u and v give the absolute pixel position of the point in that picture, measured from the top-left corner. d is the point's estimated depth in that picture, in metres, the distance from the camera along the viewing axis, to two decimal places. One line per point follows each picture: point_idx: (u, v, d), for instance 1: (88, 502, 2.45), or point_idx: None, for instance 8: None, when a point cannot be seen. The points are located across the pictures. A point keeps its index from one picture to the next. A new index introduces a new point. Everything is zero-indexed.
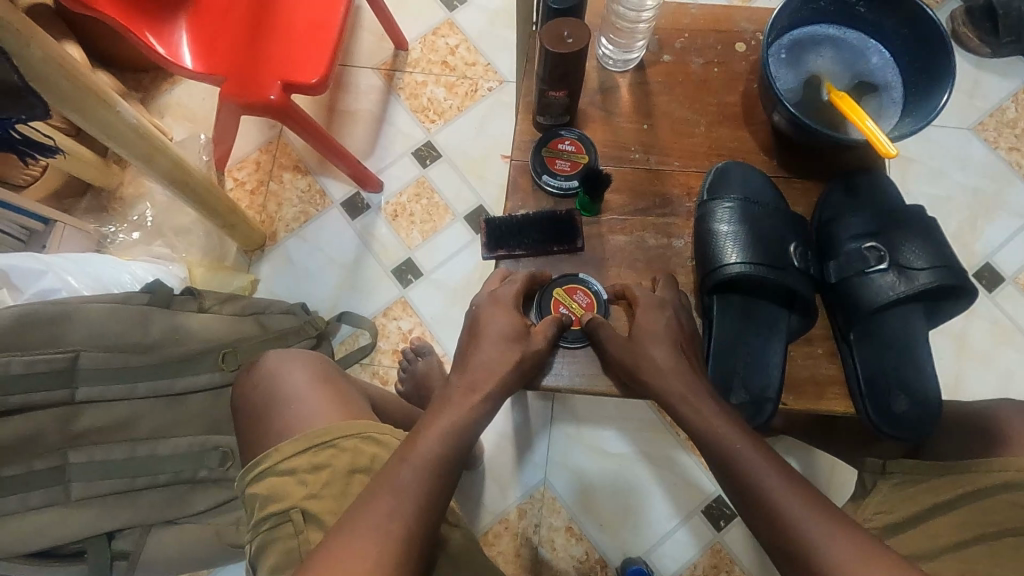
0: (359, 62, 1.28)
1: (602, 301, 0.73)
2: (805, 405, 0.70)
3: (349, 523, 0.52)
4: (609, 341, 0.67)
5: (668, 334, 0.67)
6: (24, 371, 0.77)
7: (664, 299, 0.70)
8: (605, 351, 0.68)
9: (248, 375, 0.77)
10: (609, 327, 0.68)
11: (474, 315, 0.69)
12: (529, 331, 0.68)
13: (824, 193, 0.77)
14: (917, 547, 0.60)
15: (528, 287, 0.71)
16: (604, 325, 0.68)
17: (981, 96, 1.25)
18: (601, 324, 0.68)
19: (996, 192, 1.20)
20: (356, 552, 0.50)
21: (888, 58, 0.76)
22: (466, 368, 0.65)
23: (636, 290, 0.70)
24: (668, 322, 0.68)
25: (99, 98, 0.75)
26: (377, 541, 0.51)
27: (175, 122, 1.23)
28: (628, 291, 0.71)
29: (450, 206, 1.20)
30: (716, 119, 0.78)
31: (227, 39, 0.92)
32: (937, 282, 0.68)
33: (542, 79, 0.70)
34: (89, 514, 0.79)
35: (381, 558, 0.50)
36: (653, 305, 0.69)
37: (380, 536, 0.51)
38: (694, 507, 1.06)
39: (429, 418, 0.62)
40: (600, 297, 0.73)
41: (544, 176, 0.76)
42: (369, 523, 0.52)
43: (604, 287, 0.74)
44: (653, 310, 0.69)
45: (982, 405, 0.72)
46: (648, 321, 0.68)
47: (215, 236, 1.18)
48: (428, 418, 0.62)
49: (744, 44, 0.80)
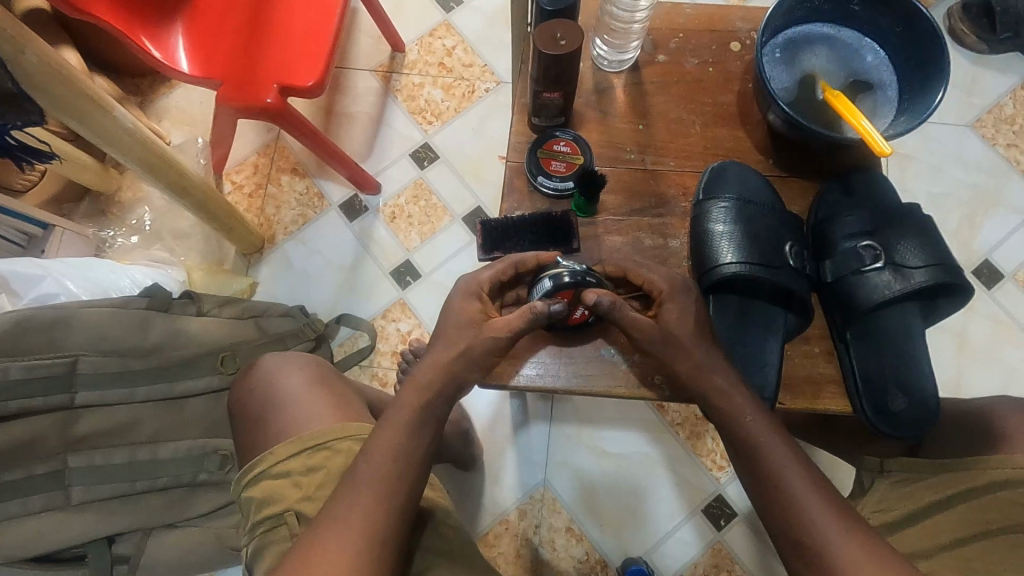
0: (356, 65, 1.29)
1: (552, 291, 0.65)
2: (802, 405, 0.70)
3: (326, 527, 0.53)
4: (633, 324, 0.63)
5: (691, 324, 0.64)
6: (25, 376, 0.77)
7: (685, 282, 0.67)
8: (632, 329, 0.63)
9: (246, 378, 0.77)
10: (606, 294, 0.63)
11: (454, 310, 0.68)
12: (489, 318, 0.66)
13: (819, 192, 0.77)
14: (915, 544, 0.60)
15: (505, 276, 0.69)
16: (617, 299, 0.63)
17: (978, 93, 1.24)
18: (621, 307, 0.62)
19: (995, 189, 1.19)
20: (328, 556, 0.51)
21: (883, 56, 0.76)
22: (450, 361, 0.63)
23: (653, 275, 0.67)
24: (685, 309, 0.65)
25: (96, 105, 0.75)
26: (352, 548, 0.52)
27: (173, 127, 1.24)
28: (645, 280, 0.67)
29: (448, 207, 1.20)
30: (711, 119, 0.78)
31: (225, 44, 0.93)
32: (933, 281, 0.68)
33: (536, 80, 0.70)
34: (90, 518, 0.80)
35: (354, 563, 0.52)
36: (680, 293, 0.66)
37: (357, 540, 0.53)
38: (695, 505, 1.06)
39: (410, 404, 0.61)
40: (548, 293, 0.65)
41: (540, 177, 0.76)
42: (341, 528, 0.53)
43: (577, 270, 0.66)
44: (672, 297, 0.65)
45: (980, 403, 0.71)
46: (669, 313, 0.65)
47: (214, 240, 1.18)
48: (389, 411, 0.61)
49: (739, 43, 0.80)
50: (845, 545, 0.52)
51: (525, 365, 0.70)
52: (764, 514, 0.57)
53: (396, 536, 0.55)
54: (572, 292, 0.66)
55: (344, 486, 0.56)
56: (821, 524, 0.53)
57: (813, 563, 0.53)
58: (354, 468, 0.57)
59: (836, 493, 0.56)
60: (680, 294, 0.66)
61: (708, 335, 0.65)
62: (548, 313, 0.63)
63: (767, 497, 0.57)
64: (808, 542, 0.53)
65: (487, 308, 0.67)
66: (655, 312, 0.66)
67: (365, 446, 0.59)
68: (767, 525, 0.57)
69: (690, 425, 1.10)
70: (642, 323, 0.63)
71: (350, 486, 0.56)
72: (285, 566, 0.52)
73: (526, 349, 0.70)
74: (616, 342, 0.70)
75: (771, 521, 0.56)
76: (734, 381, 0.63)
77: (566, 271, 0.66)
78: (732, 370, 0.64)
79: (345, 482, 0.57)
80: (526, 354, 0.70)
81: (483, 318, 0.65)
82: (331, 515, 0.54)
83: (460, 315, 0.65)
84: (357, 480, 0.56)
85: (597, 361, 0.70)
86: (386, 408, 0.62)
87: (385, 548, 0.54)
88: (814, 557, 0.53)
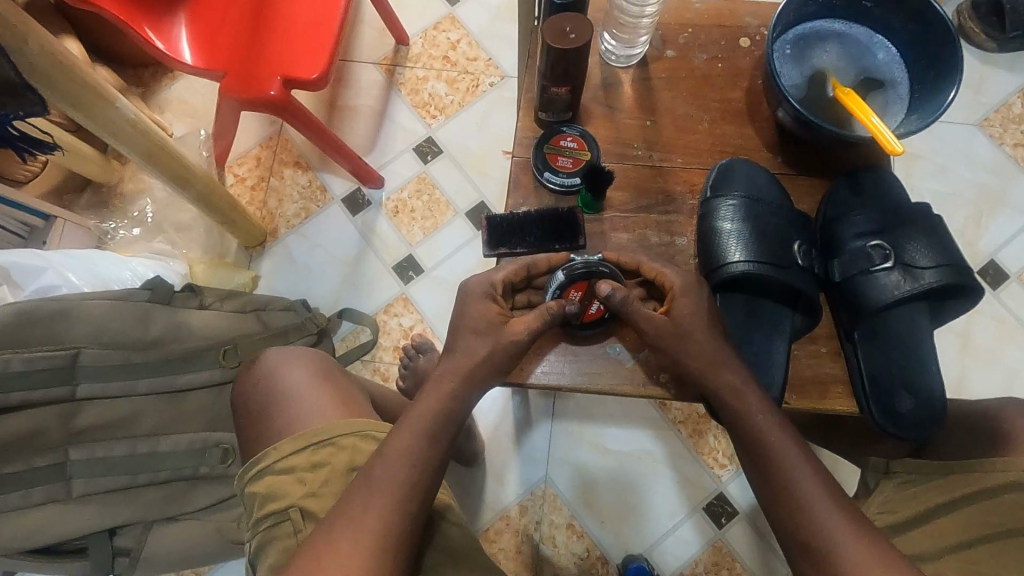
0: (359, 58, 1.28)
1: (567, 284, 0.66)
2: (807, 405, 0.69)
3: (340, 528, 0.53)
4: (643, 319, 0.63)
5: (702, 322, 0.64)
6: (26, 367, 0.76)
7: (697, 282, 0.67)
8: (642, 330, 0.64)
9: (248, 373, 0.77)
10: (620, 287, 0.63)
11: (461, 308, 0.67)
12: (507, 322, 0.65)
13: (829, 191, 0.76)
14: (919, 547, 0.60)
15: (516, 279, 0.68)
16: (630, 293, 0.63)
17: (986, 92, 1.24)
18: (633, 302, 0.63)
19: (1002, 189, 1.19)
20: (345, 559, 0.51)
21: (894, 54, 0.75)
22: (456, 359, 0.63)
23: (665, 271, 0.67)
24: (694, 306, 0.65)
25: (98, 95, 0.75)
26: (366, 551, 0.52)
27: (175, 118, 1.23)
28: (657, 274, 0.67)
29: (451, 202, 1.20)
30: (719, 115, 0.78)
31: (228, 35, 0.92)
32: (942, 282, 0.68)
33: (544, 75, 0.69)
34: (90, 511, 0.79)
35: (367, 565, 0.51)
36: (686, 291, 0.65)
37: (371, 543, 0.52)
38: (697, 503, 1.06)
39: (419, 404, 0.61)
40: (563, 286, 0.66)
41: (546, 173, 0.75)
42: (349, 527, 0.53)
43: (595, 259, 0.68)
44: (680, 294, 0.65)
45: (986, 404, 0.71)
46: (679, 311, 0.64)
47: (216, 233, 1.18)
48: (404, 412, 0.61)
49: (748, 39, 0.79)
50: (850, 546, 0.51)
51: (532, 364, 0.69)
52: (772, 513, 0.57)
53: (409, 537, 0.55)
54: (585, 285, 0.67)
55: (359, 486, 0.56)
56: (825, 525, 0.53)
57: (820, 564, 0.52)
58: (370, 470, 0.57)
59: (841, 494, 0.55)
60: (688, 292, 0.65)
61: (721, 333, 0.65)
62: (564, 315, 0.65)
63: (776, 499, 0.57)
64: (815, 543, 0.53)
65: (502, 309, 0.66)
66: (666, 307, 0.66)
67: (380, 447, 0.58)
68: (776, 529, 0.57)
69: (692, 422, 1.10)
70: (655, 318, 0.63)
71: (356, 486, 0.56)
72: (296, 564, 0.52)
73: (536, 349, 0.69)
74: (623, 339, 0.70)
75: (778, 523, 0.56)
76: (740, 381, 0.62)
77: (578, 262, 0.67)
78: (742, 368, 0.63)
79: (360, 483, 0.56)
80: (534, 351, 0.69)
81: (489, 314, 0.64)
82: (341, 516, 0.54)
83: (465, 314, 0.65)
84: (364, 478, 0.56)
85: (604, 359, 0.70)
86: (404, 410, 0.62)
87: (397, 550, 0.53)
88: (819, 557, 0.52)
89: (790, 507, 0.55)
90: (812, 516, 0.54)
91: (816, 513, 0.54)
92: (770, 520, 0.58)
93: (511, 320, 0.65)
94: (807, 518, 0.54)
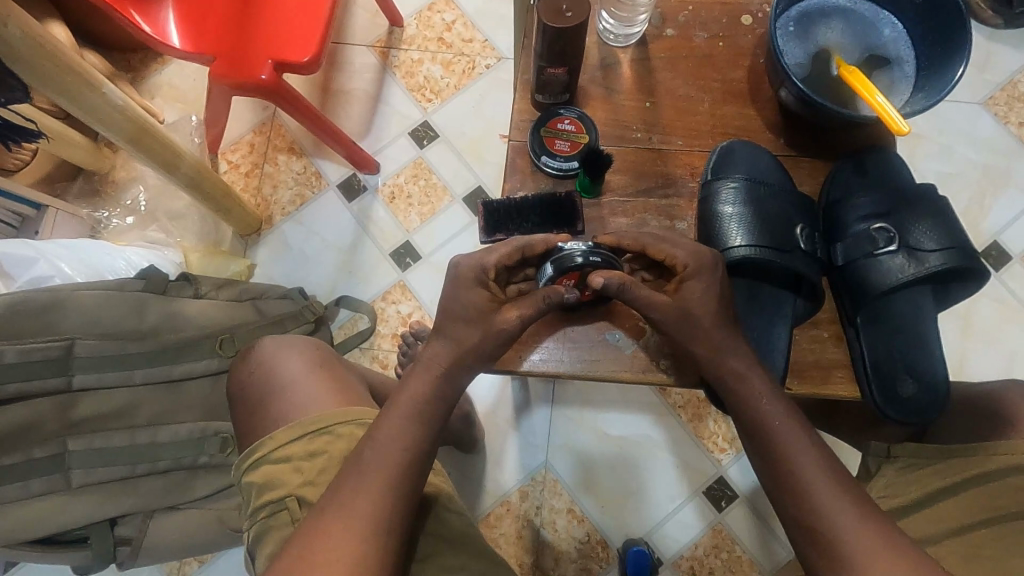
0: (353, 41, 1.25)
1: (556, 276, 0.64)
2: (810, 390, 0.68)
3: (331, 513, 0.53)
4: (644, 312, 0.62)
5: (709, 305, 0.62)
6: (20, 359, 0.75)
7: (711, 259, 0.64)
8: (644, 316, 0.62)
9: (244, 362, 0.76)
10: (615, 274, 0.61)
11: (448, 287, 0.64)
12: (499, 311, 0.63)
13: (832, 171, 0.75)
14: (923, 531, 0.59)
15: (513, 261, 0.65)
16: (628, 279, 0.61)
17: (992, 69, 1.21)
18: (632, 288, 0.61)
19: (1007, 168, 1.17)
20: (337, 544, 0.51)
21: (901, 30, 0.73)
22: (452, 349, 0.62)
23: (676, 251, 0.64)
24: (707, 289, 0.63)
25: (86, 80, 0.73)
26: (356, 537, 0.51)
27: (165, 104, 1.21)
28: (666, 256, 0.64)
29: (448, 187, 1.18)
30: (721, 96, 0.76)
31: (217, 18, 0.90)
32: (947, 265, 0.67)
33: (541, 56, 0.68)
34: (90, 502, 0.78)
35: (360, 551, 0.51)
36: (698, 271, 0.63)
37: (360, 524, 0.52)
38: (697, 487, 1.06)
39: (415, 393, 0.60)
40: (552, 278, 0.64)
41: (543, 157, 0.74)
42: (346, 516, 0.52)
43: (577, 242, 0.65)
44: (690, 276, 0.63)
45: (990, 387, 0.70)
46: (689, 293, 0.63)
47: (211, 221, 1.17)
48: (394, 397, 0.61)
49: (750, 17, 0.77)
50: (853, 530, 0.51)
51: (529, 350, 0.68)
52: (775, 499, 0.57)
53: (403, 523, 0.54)
54: (577, 274, 0.65)
55: (351, 471, 0.55)
56: (830, 510, 0.52)
57: (823, 550, 0.52)
58: (359, 454, 0.56)
59: (844, 477, 0.55)
60: (697, 275, 0.63)
61: (727, 316, 0.63)
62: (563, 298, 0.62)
63: (780, 483, 0.56)
64: (818, 528, 0.52)
65: (494, 295, 0.64)
66: (674, 289, 0.64)
67: (371, 432, 0.58)
68: (780, 514, 0.56)
69: (692, 406, 1.09)
70: (658, 307, 0.62)
71: (348, 472, 0.55)
72: (290, 552, 0.51)
73: (533, 334, 0.68)
74: (622, 325, 0.69)
75: (781, 510, 0.56)
76: (743, 366, 0.61)
77: (573, 252, 0.64)
78: (746, 353, 0.62)
79: (351, 468, 0.56)
80: (531, 337, 0.68)
81: (487, 304, 0.63)
82: (335, 504, 0.53)
83: (461, 303, 0.63)
84: (358, 465, 0.55)
85: (602, 346, 0.69)
86: (391, 392, 0.62)
87: (391, 533, 0.53)
88: (823, 543, 0.52)
89: (795, 492, 0.55)
90: (817, 502, 0.53)
91: (820, 500, 0.53)
92: (773, 505, 0.57)
93: (504, 305, 0.63)
94: (811, 504, 0.53)
